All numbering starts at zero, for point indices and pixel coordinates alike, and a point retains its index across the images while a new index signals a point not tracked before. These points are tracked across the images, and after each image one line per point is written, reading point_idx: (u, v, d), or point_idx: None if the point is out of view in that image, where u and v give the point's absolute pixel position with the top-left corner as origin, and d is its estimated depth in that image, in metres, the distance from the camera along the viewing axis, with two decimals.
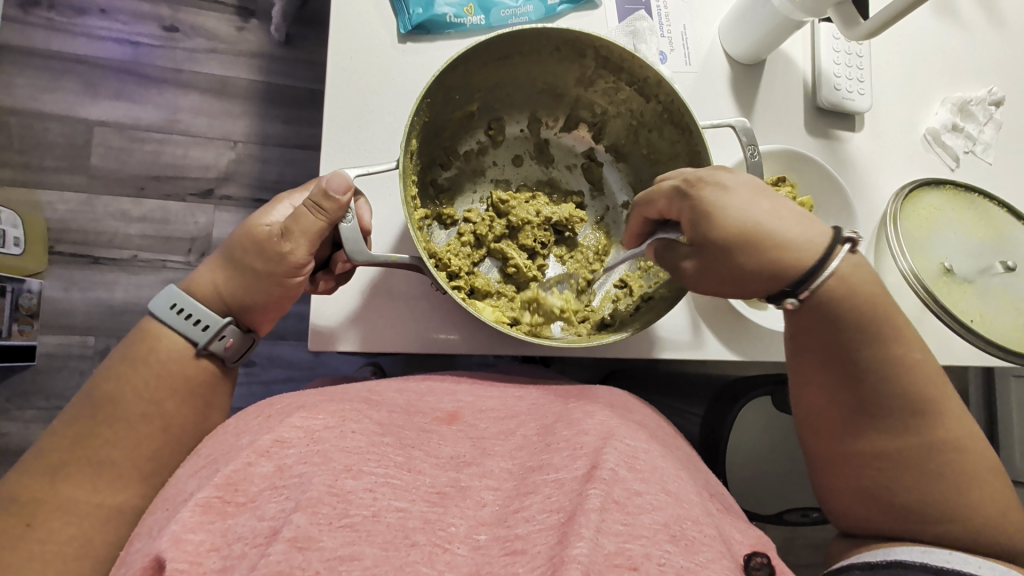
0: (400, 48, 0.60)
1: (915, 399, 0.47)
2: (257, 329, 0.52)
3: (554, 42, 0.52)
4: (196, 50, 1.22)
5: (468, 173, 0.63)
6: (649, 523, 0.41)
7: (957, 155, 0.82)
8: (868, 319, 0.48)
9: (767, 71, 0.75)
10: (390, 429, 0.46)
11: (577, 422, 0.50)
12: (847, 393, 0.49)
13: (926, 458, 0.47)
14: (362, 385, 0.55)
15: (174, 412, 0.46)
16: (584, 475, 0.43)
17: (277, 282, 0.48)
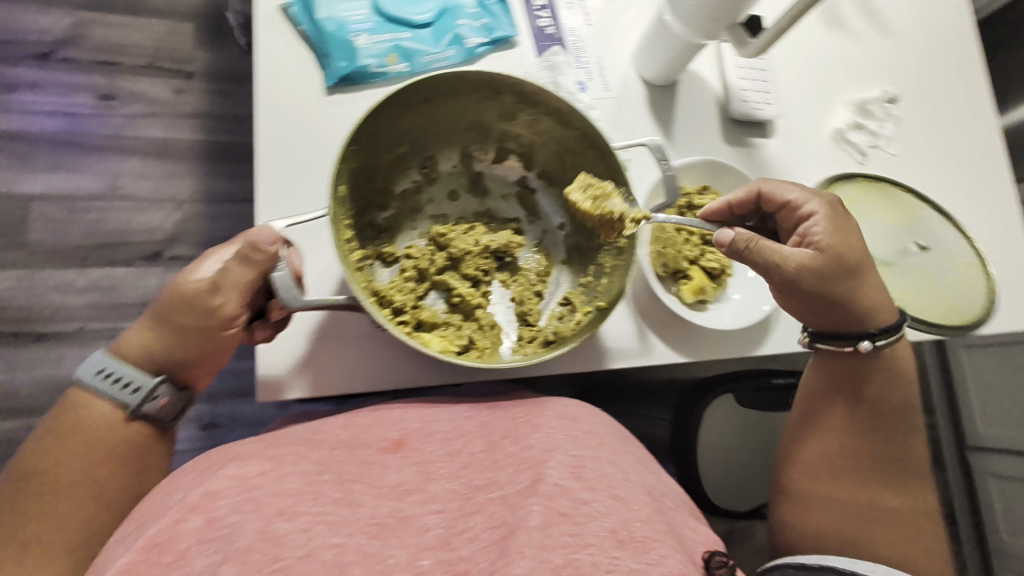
0: (328, 100, 0.62)
1: (890, 470, 0.66)
2: (193, 385, 0.51)
3: (471, 83, 0.55)
4: (134, 115, 1.22)
5: (406, 212, 0.65)
6: (598, 530, 0.44)
7: (863, 149, 0.88)
8: (885, 400, 0.67)
9: (680, 90, 0.80)
10: (330, 466, 0.48)
11: (523, 436, 0.53)
12: (849, 451, 0.67)
13: (881, 514, 0.64)
14: (305, 428, 0.57)
15: (106, 478, 0.46)
16: (527, 488, 0.47)
17: (209, 336, 0.48)
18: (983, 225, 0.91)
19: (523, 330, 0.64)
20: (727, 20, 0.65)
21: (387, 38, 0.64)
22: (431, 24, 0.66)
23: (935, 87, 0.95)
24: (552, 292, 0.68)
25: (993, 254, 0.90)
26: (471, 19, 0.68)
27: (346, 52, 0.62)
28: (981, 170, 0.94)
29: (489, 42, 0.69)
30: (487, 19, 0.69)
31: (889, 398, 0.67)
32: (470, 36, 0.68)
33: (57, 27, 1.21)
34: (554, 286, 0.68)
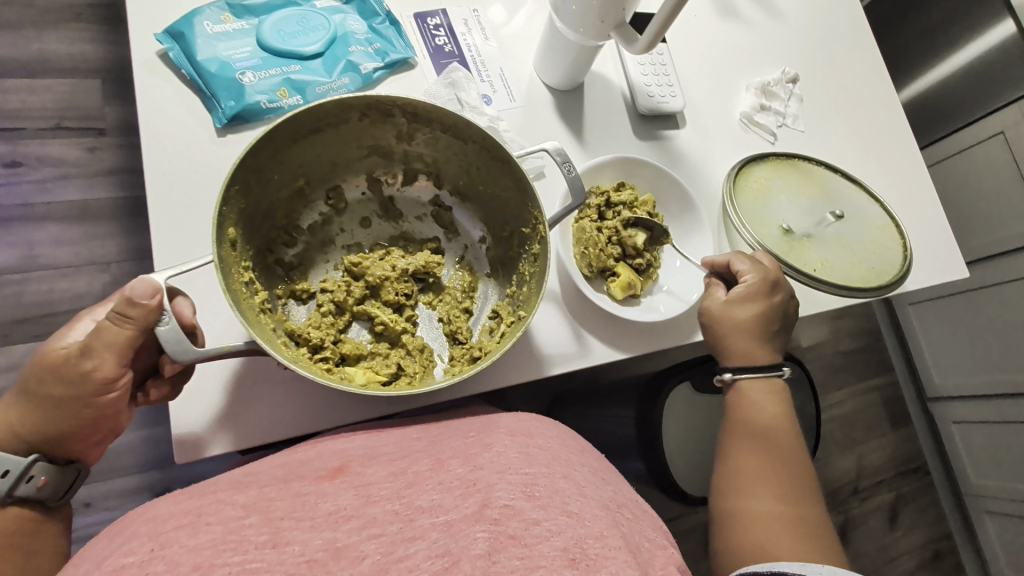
0: (220, 141, 0.61)
1: (809, 493, 0.59)
2: (81, 459, 0.47)
3: (358, 109, 0.54)
4: (46, 179, 1.17)
5: (317, 245, 0.64)
6: (548, 550, 0.42)
7: (772, 130, 0.91)
8: (787, 422, 0.63)
9: (586, 92, 0.81)
10: (256, 508, 0.44)
11: (474, 456, 0.51)
12: (766, 466, 0.60)
13: (811, 536, 0.55)
14: (238, 472, 0.52)
15: None
16: (473, 514, 0.45)
17: (87, 404, 0.44)
18: (893, 188, 0.95)
19: (454, 348, 0.63)
20: (612, 21, 0.65)
21: (275, 73, 0.62)
22: (322, 54, 0.65)
23: (831, 64, 1.00)
24: (480, 306, 0.67)
25: (906, 215, 0.94)
26: (363, 44, 0.68)
27: (232, 91, 0.60)
28: (886, 137, 0.98)
29: (384, 66, 0.68)
30: (380, 43, 0.69)
31: (788, 424, 0.63)
32: (364, 62, 0.67)
33: None
34: (482, 301, 0.67)
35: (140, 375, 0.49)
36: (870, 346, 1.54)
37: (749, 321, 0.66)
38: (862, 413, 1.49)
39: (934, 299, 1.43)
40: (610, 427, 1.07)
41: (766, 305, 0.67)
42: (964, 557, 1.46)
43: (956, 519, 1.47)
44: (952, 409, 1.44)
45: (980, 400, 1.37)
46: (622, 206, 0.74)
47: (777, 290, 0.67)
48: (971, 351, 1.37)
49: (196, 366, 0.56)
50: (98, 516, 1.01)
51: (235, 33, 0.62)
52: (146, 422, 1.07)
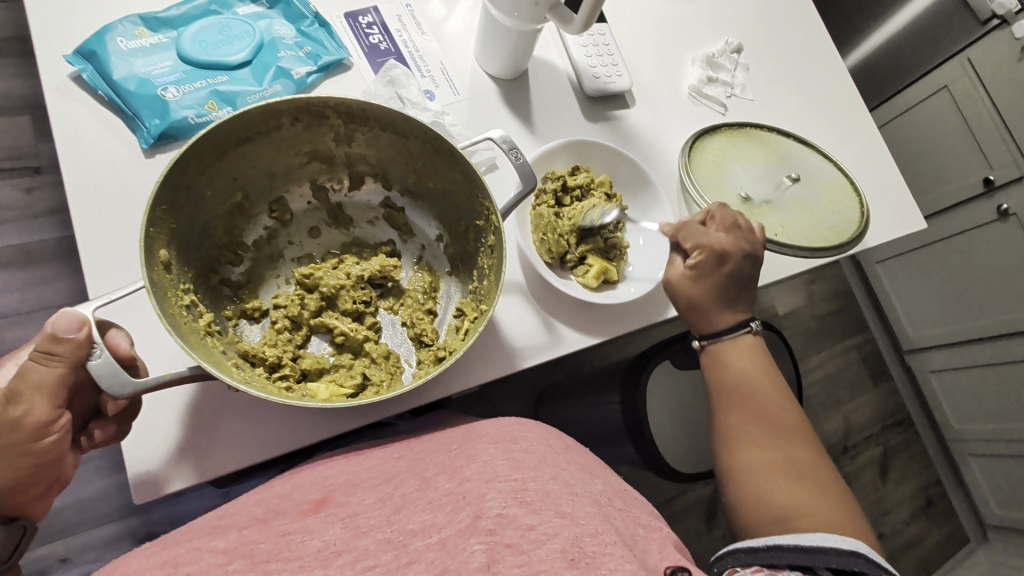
0: (148, 162, 0.58)
1: (798, 436, 0.60)
2: (27, 515, 0.42)
3: (287, 113, 0.51)
4: None
5: (266, 260, 0.61)
6: (546, 554, 0.40)
7: (721, 101, 0.91)
8: (765, 367, 0.64)
9: (531, 80, 0.80)
10: (237, 553, 0.41)
11: (461, 469, 0.49)
12: (751, 419, 0.61)
13: (809, 474, 0.57)
14: (211, 516, 0.49)
15: None
16: (467, 527, 0.42)
17: (22, 454, 0.39)
18: (847, 147, 0.96)
19: (421, 351, 0.60)
20: (545, 1, 0.64)
21: (201, 86, 0.60)
22: (249, 62, 0.63)
23: (774, 32, 1.00)
24: (444, 306, 0.65)
25: (863, 172, 0.95)
26: (293, 49, 0.66)
27: (156, 109, 0.57)
28: (834, 98, 0.99)
29: (318, 69, 0.66)
30: (311, 47, 0.67)
31: (768, 374, 0.64)
32: (295, 66, 0.65)
33: None
34: (445, 300, 0.65)
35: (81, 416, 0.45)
36: (847, 306, 1.55)
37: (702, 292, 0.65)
38: (845, 372, 1.51)
39: (903, 255, 1.45)
40: (596, 416, 1.06)
41: (718, 279, 0.65)
42: (955, 502, 1.48)
43: (944, 465, 1.50)
44: (930, 358, 1.47)
45: (957, 347, 1.40)
46: (579, 190, 0.73)
47: (728, 259, 0.65)
48: (944, 300, 1.39)
49: (143, 399, 0.52)
50: (78, 570, 0.96)
51: (152, 48, 0.60)
52: (117, 466, 1.03)
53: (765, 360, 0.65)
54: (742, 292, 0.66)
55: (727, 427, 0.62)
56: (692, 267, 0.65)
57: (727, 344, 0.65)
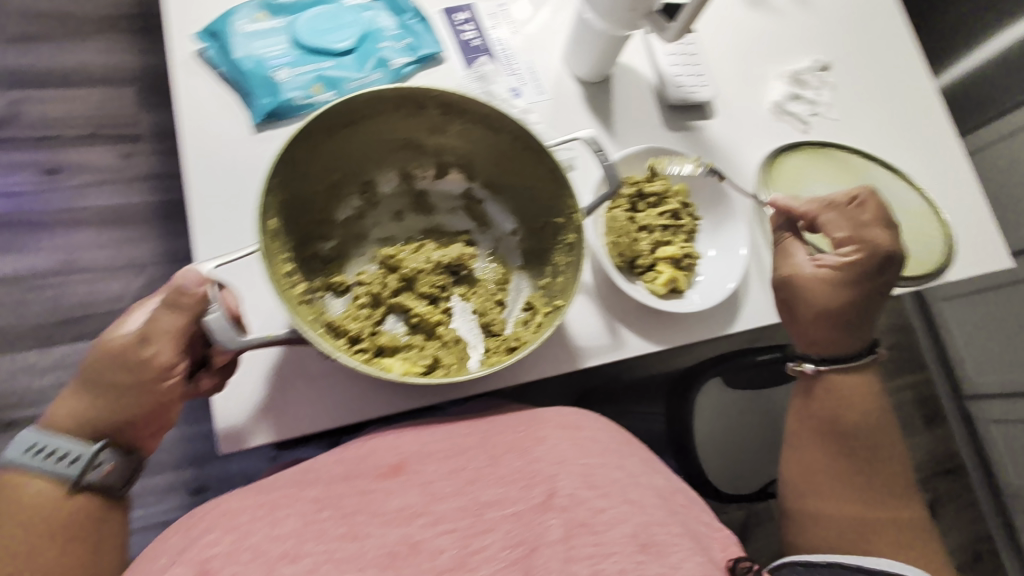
0: (257, 136, 0.62)
1: (894, 495, 0.59)
2: (145, 446, 0.45)
3: (393, 101, 0.54)
4: (84, 185, 1.21)
5: (352, 239, 0.64)
6: (618, 536, 0.43)
7: (804, 119, 0.89)
8: (866, 400, 0.62)
9: (615, 84, 0.81)
10: (329, 502, 0.46)
11: (528, 449, 0.51)
12: (843, 467, 0.60)
13: (897, 536, 0.57)
14: (295, 469, 0.53)
15: (53, 561, 0.39)
16: (540, 503, 0.46)
17: (147, 391, 0.42)
18: (932, 175, 0.93)
19: (489, 340, 0.62)
20: (641, 9, 0.65)
21: (309, 70, 0.63)
22: (353, 50, 0.66)
23: (865, 51, 0.97)
24: (513, 299, 0.66)
25: (946, 201, 0.91)
26: (394, 40, 0.69)
27: (269, 88, 0.62)
28: (924, 125, 0.95)
29: (415, 61, 0.69)
30: (410, 39, 0.70)
31: (878, 427, 0.62)
32: (395, 57, 0.68)
33: None
34: (515, 293, 0.67)
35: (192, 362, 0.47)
36: (904, 342, 1.49)
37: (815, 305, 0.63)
38: (895, 411, 1.46)
39: (969, 295, 1.37)
40: (638, 424, 1.06)
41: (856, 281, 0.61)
42: (1007, 560, 1.40)
43: (998, 522, 1.41)
44: (988, 407, 1.39)
45: (1014, 399, 1.32)
46: (654, 197, 0.74)
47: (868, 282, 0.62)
48: (1006, 348, 1.31)
49: (240, 356, 0.57)
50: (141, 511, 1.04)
51: (269, 31, 0.64)
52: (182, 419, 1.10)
53: (867, 392, 0.63)
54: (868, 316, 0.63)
55: (827, 472, 0.61)
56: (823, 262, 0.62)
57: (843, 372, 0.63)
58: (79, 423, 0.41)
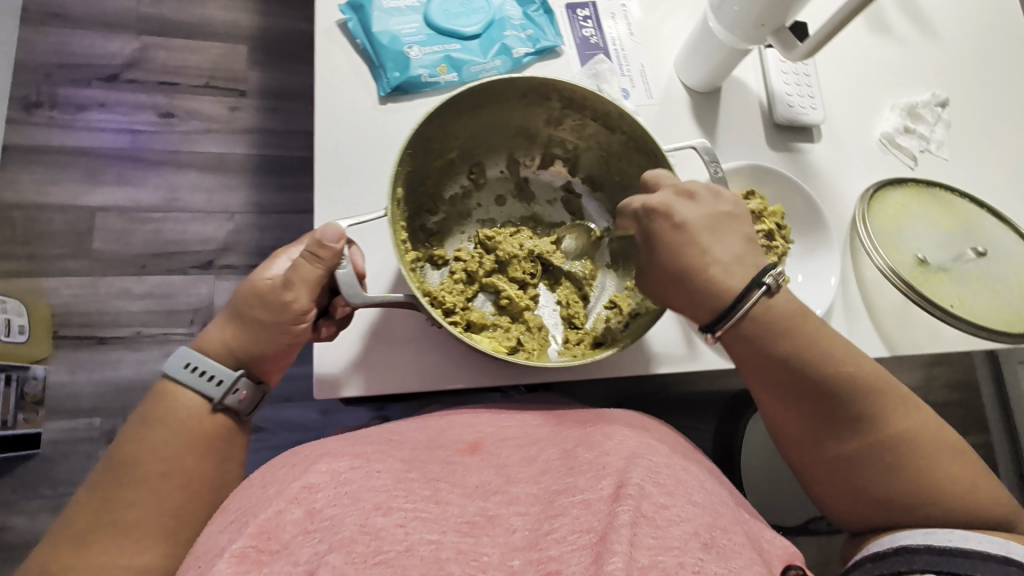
0: (381, 109, 0.65)
1: (892, 408, 0.49)
2: (268, 380, 0.50)
3: (521, 89, 0.57)
4: (192, 132, 1.30)
5: (455, 216, 0.67)
6: (680, 534, 0.42)
7: (913, 154, 0.86)
8: (793, 325, 0.51)
9: (723, 98, 0.80)
10: (414, 465, 0.47)
11: (597, 442, 0.51)
12: (823, 411, 0.50)
13: (917, 451, 0.47)
14: (383, 428, 0.56)
15: (195, 468, 0.43)
16: (611, 494, 0.43)
17: (283, 332, 0.47)
18: None
19: (569, 332, 0.64)
20: (773, 24, 0.65)
21: (438, 50, 0.67)
22: (480, 35, 0.69)
23: (989, 91, 0.92)
24: (597, 295, 0.67)
25: None
26: (518, 29, 0.71)
27: (399, 63, 0.65)
28: None
29: (534, 52, 0.71)
30: (533, 30, 0.72)
31: (840, 347, 0.51)
32: (517, 46, 0.70)
33: (124, 52, 1.31)
34: (600, 290, 0.67)
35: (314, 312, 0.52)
36: (969, 401, 1.41)
37: (662, 260, 0.54)
38: None
39: None
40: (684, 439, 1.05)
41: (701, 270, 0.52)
42: None
43: None
44: None
45: None
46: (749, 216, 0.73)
47: (651, 201, 0.54)
48: None
49: (354, 312, 0.61)
50: None
51: (407, 10, 0.67)
52: None
53: (784, 314, 0.51)
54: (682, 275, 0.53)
55: (810, 423, 0.50)
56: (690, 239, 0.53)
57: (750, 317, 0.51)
58: (226, 351, 0.47)
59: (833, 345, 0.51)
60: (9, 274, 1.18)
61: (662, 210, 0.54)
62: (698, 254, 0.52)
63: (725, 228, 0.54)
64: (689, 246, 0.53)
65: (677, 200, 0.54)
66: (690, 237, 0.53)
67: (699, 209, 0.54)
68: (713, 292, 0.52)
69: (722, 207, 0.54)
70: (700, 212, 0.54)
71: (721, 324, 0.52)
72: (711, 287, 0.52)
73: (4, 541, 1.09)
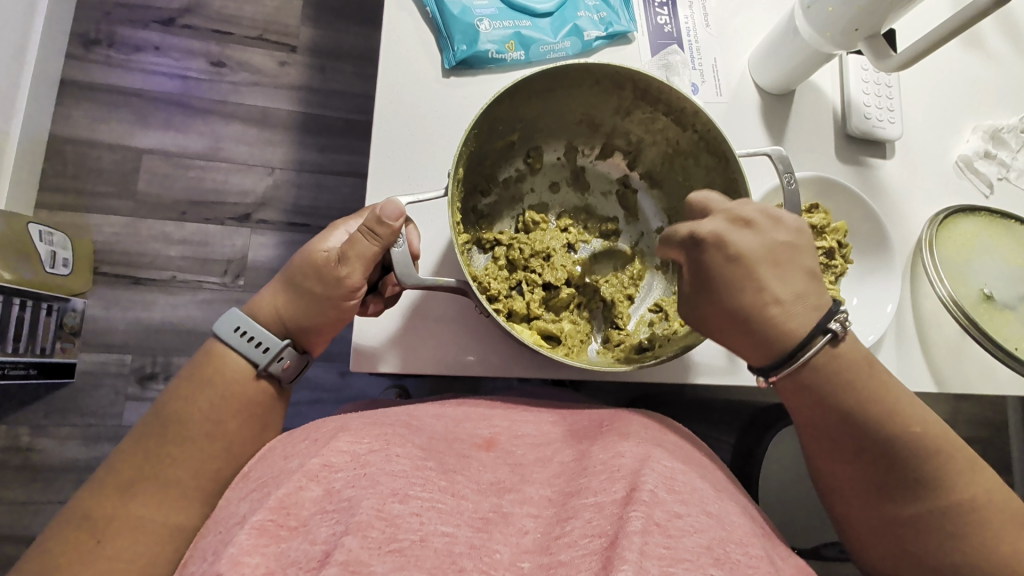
0: (444, 81, 0.64)
1: (959, 476, 0.47)
2: (312, 350, 0.49)
3: (595, 76, 0.55)
4: (241, 83, 1.29)
5: (507, 200, 0.66)
6: (692, 546, 0.39)
7: (990, 182, 0.79)
8: (859, 377, 0.50)
9: (796, 102, 0.76)
10: (432, 453, 0.46)
11: (611, 443, 0.48)
12: (880, 468, 0.48)
13: (983, 524, 0.46)
14: (400, 410, 0.53)
15: (236, 434, 0.43)
16: (623, 498, 0.42)
17: (335, 306, 0.46)
18: None
19: (611, 331, 0.63)
20: (867, 29, 0.60)
21: (508, 25, 0.64)
22: (552, 14, 0.66)
23: None
24: (643, 297, 0.66)
25: None
26: (591, 11, 0.68)
27: (467, 36, 0.63)
28: None
29: (606, 36, 0.68)
30: (606, 13, 0.68)
31: (908, 406, 0.49)
32: (589, 28, 0.67)
33: None
34: (645, 292, 0.66)
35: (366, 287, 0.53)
36: None
37: (717, 295, 0.51)
38: None
39: None
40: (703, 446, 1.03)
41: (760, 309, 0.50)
42: None
43: None
44: None
45: None
46: (810, 230, 0.70)
47: (701, 231, 0.51)
48: None
49: (401, 290, 0.60)
50: None
51: None
52: None
53: (850, 365, 0.50)
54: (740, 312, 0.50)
55: (865, 479, 0.49)
56: (747, 273, 0.50)
57: (811, 364, 0.49)
58: (277, 319, 0.47)
59: (901, 404, 0.49)
60: (57, 207, 1.21)
61: (712, 240, 0.51)
62: (757, 291, 0.50)
63: (785, 262, 0.50)
64: (745, 283, 0.50)
65: (731, 230, 0.51)
66: (747, 271, 0.50)
67: (756, 240, 0.50)
68: (774, 333, 0.50)
69: (781, 238, 0.51)
70: (757, 242, 0.50)
71: (779, 370, 0.51)
72: (774, 329, 0.50)
73: (34, 462, 1.14)
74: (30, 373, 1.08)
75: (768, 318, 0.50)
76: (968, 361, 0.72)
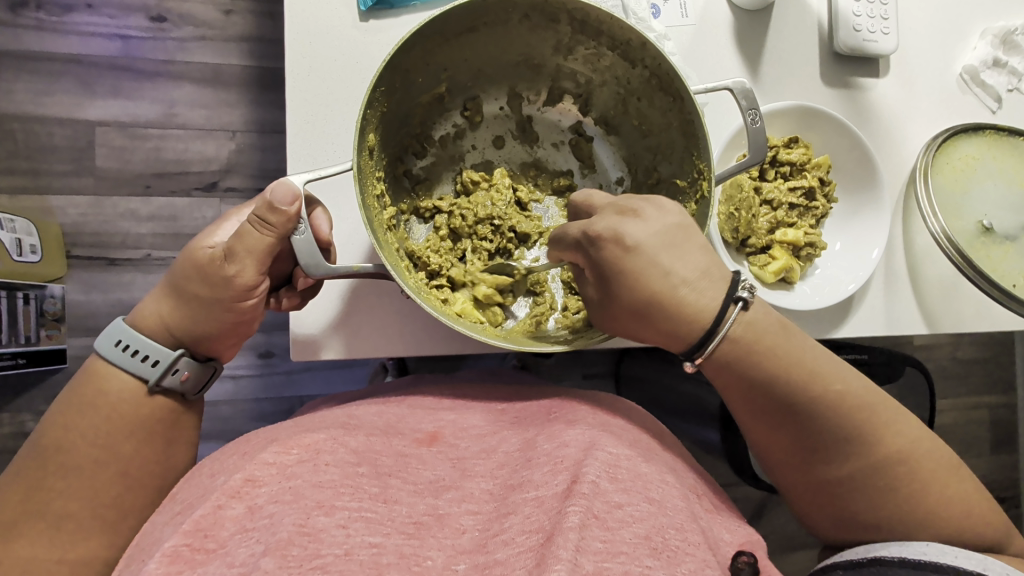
0: (363, 27, 0.56)
1: (888, 427, 0.44)
2: (218, 356, 0.48)
3: (521, 9, 0.47)
4: (186, 39, 1.19)
5: (446, 160, 0.59)
6: (630, 537, 0.36)
7: (998, 95, 0.71)
8: (777, 342, 0.45)
9: (775, 16, 0.67)
10: (367, 457, 0.42)
11: (558, 432, 0.45)
12: (807, 436, 0.45)
13: (918, 476, 0.43)
14: (341, 410, 0.50)
15: (132, 455, 0.42)
16: (564, 491, 0.39)
17: (226, 307, 0.44)
18: None
19: (570, 297, 0.58)
20: None
21: None
22: None
23: None
24: None
25: None
26: None
27: None
28: None
29: None
30: None
31: (829, 361, 0.46)
32: None
33: None
34: None
35: (277, 282, 0.51)
36: None
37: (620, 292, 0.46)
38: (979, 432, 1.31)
39: None
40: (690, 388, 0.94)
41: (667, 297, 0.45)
42: None
43: None
44: None
45: None
46: (788, 168, 0.63)
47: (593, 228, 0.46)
48: None
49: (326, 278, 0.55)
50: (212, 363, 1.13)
51: None
52: None
53: (767, 333, 0.45)
54: (652, 307, 0.45)
55: (795, 447, 0.45)
56: (640, 263, 0.45)
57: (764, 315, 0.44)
58: (163, 327, 0.45)
59: (822, 360, 0.45)
60: (16, 191, 1.16)
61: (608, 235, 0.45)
62: (660, 278, 0.45)
63: (684, 242, 0.45)
64: (646, 273, 0.45)
65: (622, 220, 0.46)
66: (645, 260, 0.45)
67: (648, 226, 0.45)
68: (686, 320, 0.45)
69: (672, 219, 0.46)
70: (651, 229, 0.45)
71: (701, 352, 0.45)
72: (683, 314, 0.45)
73: None
74: (18, 362, 1.08)
75: (674, 302, 0.45)
76: (958, 300, 0.66)
